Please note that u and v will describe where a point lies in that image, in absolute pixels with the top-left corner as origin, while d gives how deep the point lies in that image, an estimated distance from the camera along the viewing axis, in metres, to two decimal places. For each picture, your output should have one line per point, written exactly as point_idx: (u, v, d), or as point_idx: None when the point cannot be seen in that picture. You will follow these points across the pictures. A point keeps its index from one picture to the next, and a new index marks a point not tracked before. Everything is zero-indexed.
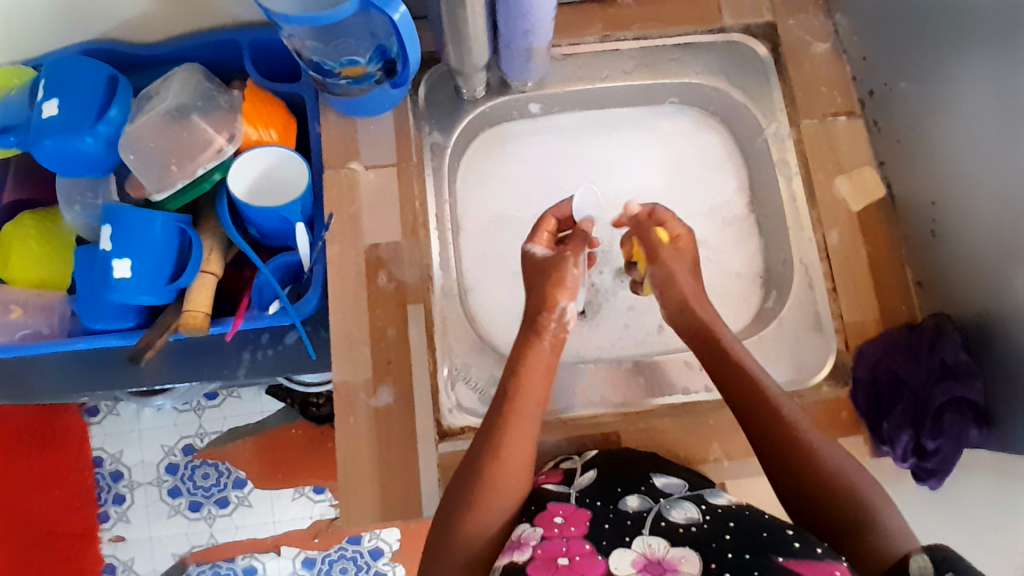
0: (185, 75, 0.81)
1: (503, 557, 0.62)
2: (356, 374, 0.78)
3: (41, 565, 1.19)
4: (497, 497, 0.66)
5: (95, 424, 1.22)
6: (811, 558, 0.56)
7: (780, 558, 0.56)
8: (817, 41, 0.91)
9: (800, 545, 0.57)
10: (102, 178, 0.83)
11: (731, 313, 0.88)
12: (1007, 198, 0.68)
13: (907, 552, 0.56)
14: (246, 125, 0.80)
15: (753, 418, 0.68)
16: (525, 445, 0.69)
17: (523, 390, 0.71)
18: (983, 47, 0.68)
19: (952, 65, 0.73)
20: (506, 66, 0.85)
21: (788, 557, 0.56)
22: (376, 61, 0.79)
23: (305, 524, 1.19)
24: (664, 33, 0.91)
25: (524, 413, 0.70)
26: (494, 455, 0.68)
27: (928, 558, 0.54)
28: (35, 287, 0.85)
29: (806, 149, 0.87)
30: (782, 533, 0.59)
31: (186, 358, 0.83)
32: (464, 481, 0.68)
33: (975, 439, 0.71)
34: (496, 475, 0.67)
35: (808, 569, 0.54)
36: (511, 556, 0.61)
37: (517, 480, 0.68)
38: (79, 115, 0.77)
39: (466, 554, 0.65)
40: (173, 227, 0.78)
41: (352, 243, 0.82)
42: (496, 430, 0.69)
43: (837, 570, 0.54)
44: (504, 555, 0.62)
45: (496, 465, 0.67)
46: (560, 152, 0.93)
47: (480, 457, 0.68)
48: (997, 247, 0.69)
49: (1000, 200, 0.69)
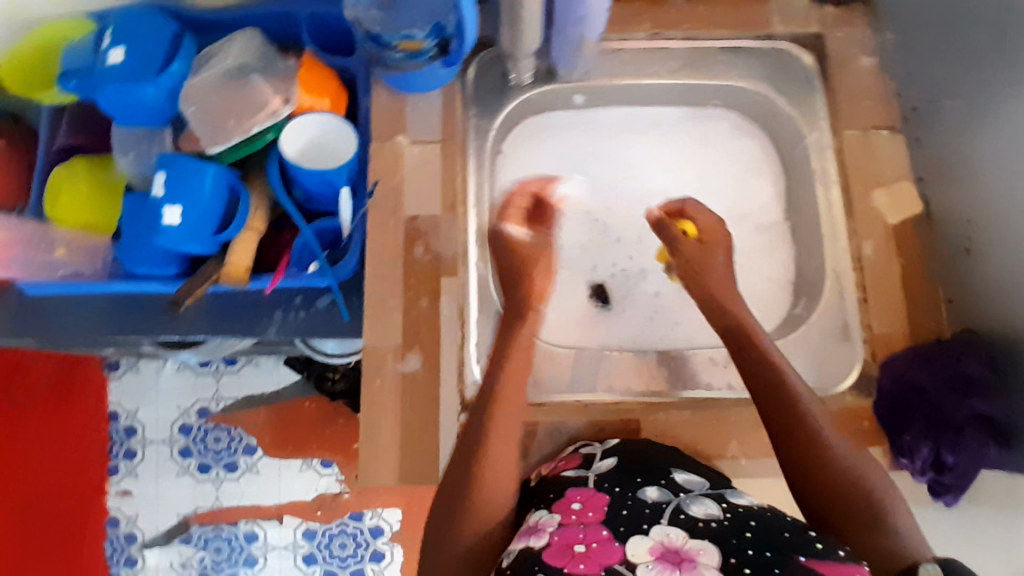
0: (247, 38, 0.84)
1: (519, 541, 0.62)
2: (386, 340, 0.80)
3: (45, 522, 1.09)
4: (493, 481, 0.66)
5: (115, 378, 1.25)
6: (831, 560, 0.56)
7: (801, 556, 0.56)
8: (864, 55, 0.91)
9: (821, 546, 0.58)
10: (158, 130, 0.85)
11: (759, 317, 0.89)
12: None
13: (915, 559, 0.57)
14: (301, 91, 0.83)
15: (779, 425, 0.68)
16: (514, 416, 0.69)
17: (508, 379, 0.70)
18: None
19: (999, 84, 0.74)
20: (557, 54, 0.86)
21: (809, 557, 0.56)
22: (432, 37, 0.81)
23: (310, 496, 1.21)
24: (714, 35, 0.92)
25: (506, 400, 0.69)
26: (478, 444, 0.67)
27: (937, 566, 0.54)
28: (81, 230, 0.87)
29: (846, 159, 0.88)
30: (804, 534, 0.59)
31: (221, 313, 0.85)
32: (457, 475, 0.66)
33: (994, 458, 0.71)
34: (486, 458, 0.66)
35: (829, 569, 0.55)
36: (526, 541, 0.62)
37: (508, 464, 0.67)
38: (144, 66, 0.80)
39: (471, 541, 0.64)
40: (224, 182, 0.80)
41: (392, 214, 0.84)
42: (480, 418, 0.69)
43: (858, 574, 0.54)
44: (520, 539, 0.63)
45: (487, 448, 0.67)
46: (599, 143, 0.95)
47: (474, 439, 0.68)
48: None
49: None
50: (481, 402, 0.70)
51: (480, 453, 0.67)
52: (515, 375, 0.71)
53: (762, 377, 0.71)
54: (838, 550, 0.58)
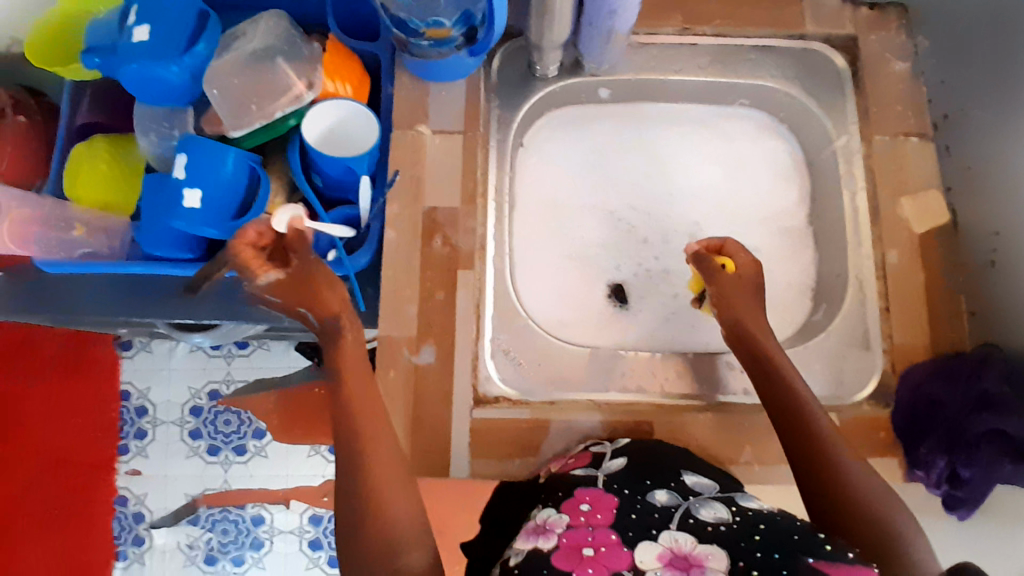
0: (272, 20, 0.83)
1: (527, 540, 0.63)
2: (400, 332, 0.79)
3: (46, 496, 1.20)
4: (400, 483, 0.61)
5: (126, 358, 1.25)
6: (842, 561, 0.54)
7: (810, 559, 0.54)
8: (898, 59, 0.89)
9: (831, 547, 0.55)
10: (180, 110, 0.85)
11: (778, 321, 0.88)
12: None
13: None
14: (325, 78, 0.82)
15: (791, 433, 0.67)
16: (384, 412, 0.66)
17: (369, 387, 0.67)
18: None
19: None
20: (584, 46, 0.84)
21: (818, 559, 0.54)
22: (460, 25, 0.79)
23: (316, 482, 1.21)
24: (744, 33, 0.90)
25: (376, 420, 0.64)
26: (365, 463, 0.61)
27: None
28: (98, 208, 0.87)
29: (875, 165, 0.85)
30: (815, 537, 0.57)
31: (234, 296, 0.84)
32: (345, 481, 0.61)
33: (1007, 473, 0.70)
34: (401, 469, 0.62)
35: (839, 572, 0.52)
36: (535, 542, 0.62)
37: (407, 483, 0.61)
38: (167, 44, 0.79)
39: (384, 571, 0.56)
40: (244, 165, 0.80)
41: (411, 204, 0.83)
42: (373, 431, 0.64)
43: None
44: (528, 540, 0.63)
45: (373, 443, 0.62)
46: (626, 139, 0.94)
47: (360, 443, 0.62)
48: None
49: None
50: (345, 411, 0.65)
51: (375, 477, 0.60)
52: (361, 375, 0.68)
53: (780, 385, 0.70)
54: (849, 551, 0.55)
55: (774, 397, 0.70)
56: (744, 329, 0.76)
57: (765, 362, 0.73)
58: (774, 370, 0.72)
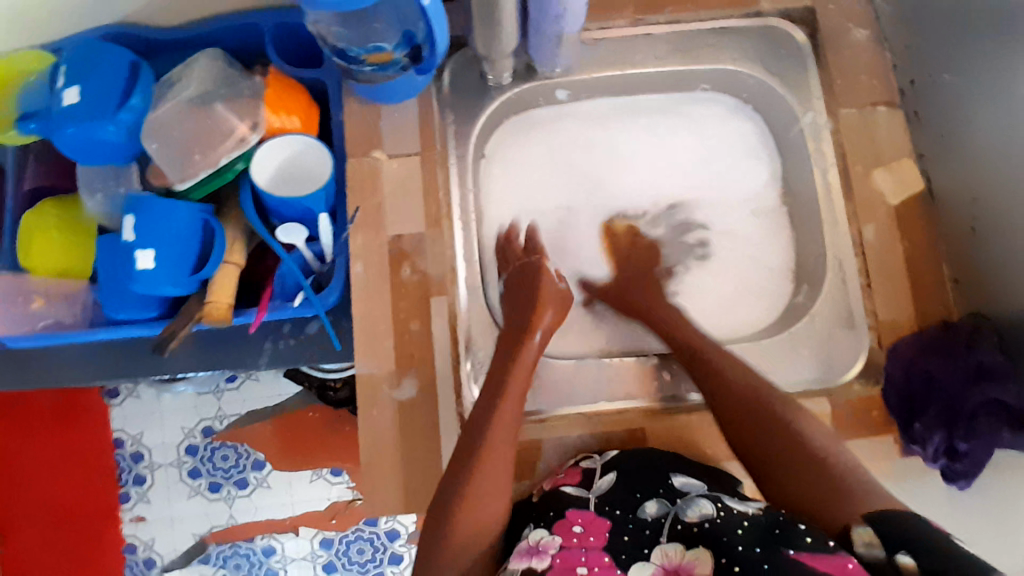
0: (208, 61, 0.80)
1: (520, 560, 0.61)
2: (380, 367, 0.78)
3: (55, 552, 1.17)
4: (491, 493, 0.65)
5: (115, 406, 1.20)
6: (824, 552, 0.54)
7: (791, 551, 0.56)
8: (857, 27, 0.87)
9: (813, 539, 0.56)
10: (124, 166, 0.82)
11: (717, 326, 0.86)
12: None
13: (847, 523, 0.57)
14: (269, 113, 0.78)
15: (753, 448, 0.67)
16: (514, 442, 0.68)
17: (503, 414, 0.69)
18: None
19: (1007, 56, 0.70)
20: (535, 52, 0.82)
21: (799, 551, 0.55)
22: (403, 47, 0.76)
23: (322, 506, 1.17)
24: (698, 16, 0.87)
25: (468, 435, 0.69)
26: (463, 486, 0.64)
27: (871, 531, 0.55)
28: (56, 276, 0.84)
29: (843, 140, 0.84)
30: (795, 527, 0.58)
31: (207, 348, 0.83)
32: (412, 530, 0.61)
33: (1006, 441, 0.69)
34: None
35: (821, 563, 0.53)
36: (528, 562, 0.61)
37: (489, 493, 0.64)
38: (99, 104, 0.75)
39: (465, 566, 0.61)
40: (196, 218, 0.77)
41: (375, 235, 0.80)
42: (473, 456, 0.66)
43: (849, 563, 0.53)
44: (520, 559, 0.61)
45: (478, 468, 0.65)
46: (593, 139, 0.92)
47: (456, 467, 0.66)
48: None
49: None
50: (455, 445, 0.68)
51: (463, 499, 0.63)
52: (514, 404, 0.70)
53: (740, 390, 0.70)
54: (830, 540, 0.56)
55: (739, 397, 0.70)
56: (689, 343, 0.77)
57: (717, 365, 0.73)
58: (730, 380, 0.71)
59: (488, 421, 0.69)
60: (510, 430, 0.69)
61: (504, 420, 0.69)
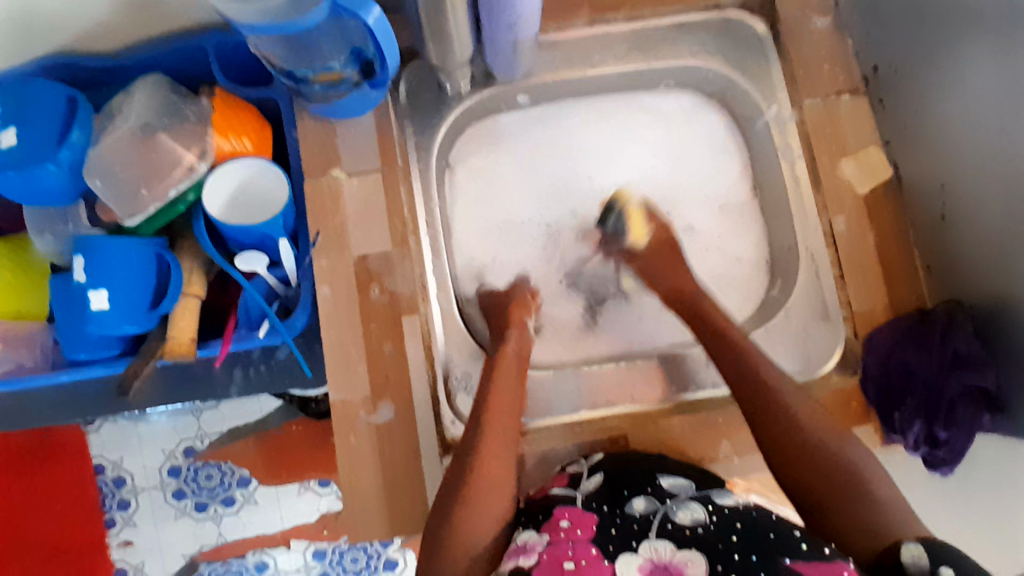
0: (149, 90, 0.76)
1: (508, 561, 0.62)
2: (354, 393, 0.76)
3: None
4: (488, 506, 0.65)
5: (92, 433, 1.15)
6: (819, 559, 0.57)
7: (787, 560, 0.58)
8: (816, 15, 0.85)
9: (808, 546, 0.59)
10: (70, 205, 0.79)
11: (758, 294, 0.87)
12: (1012, 204, 0.66)
13: (898, 538, 0.57)
14: (216, 136, 0.75)
15: (773, 444, 0.67)
16: (509, 456, 0.69)
17: (495, 422, 0.70)
18: (986, 34, 0.66)
19: (958, 51, 0.70)
20: (491, 60, 0.80)
21: (796, 559, 0.58)
22: (352, 65, 0.74)
23: (313, 518, 1.14)
24: (657, 12, 0.86)
25: (496, 439, 0.69)
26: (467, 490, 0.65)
27: (921, 548, 0.55)
28: (13, 319, 0.82)
29: (809, 131, 0.83)
30: (790, 535, 0.60)
31: (173, 383, 0.80)
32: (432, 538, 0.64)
33: (987, 425, 0.70)
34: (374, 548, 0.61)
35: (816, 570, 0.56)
36: (516, 560, 0.61)
37: (492, 501, 0.66)
38: (38, 144, 0.73)
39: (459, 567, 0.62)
40: (150, 253, 0.75)
41: (340, 256, 0.78)
42: (467, 468, 0.67)
43: (845, 571, 0.55)
44: (509, 558, 0.62)
45: (477, 476, 0.66)
46: (560, 140, 0.90)
47: (453, 474, 0.67)
48: (995, 249, 0.69)
49: (1006, 202, 0.67)
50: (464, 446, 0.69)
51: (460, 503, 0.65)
52: (503, 414, 0.71)
53: (748, 387, 0.70)
54: (824, 547, 0.59)
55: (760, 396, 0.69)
56: (706, 333, 0.75)
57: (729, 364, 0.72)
58: (752, 372, 0.70)
59: (478, 434, 0.69)
60: (508, 444, 0.69)
61: (498, 434, 0.69)
